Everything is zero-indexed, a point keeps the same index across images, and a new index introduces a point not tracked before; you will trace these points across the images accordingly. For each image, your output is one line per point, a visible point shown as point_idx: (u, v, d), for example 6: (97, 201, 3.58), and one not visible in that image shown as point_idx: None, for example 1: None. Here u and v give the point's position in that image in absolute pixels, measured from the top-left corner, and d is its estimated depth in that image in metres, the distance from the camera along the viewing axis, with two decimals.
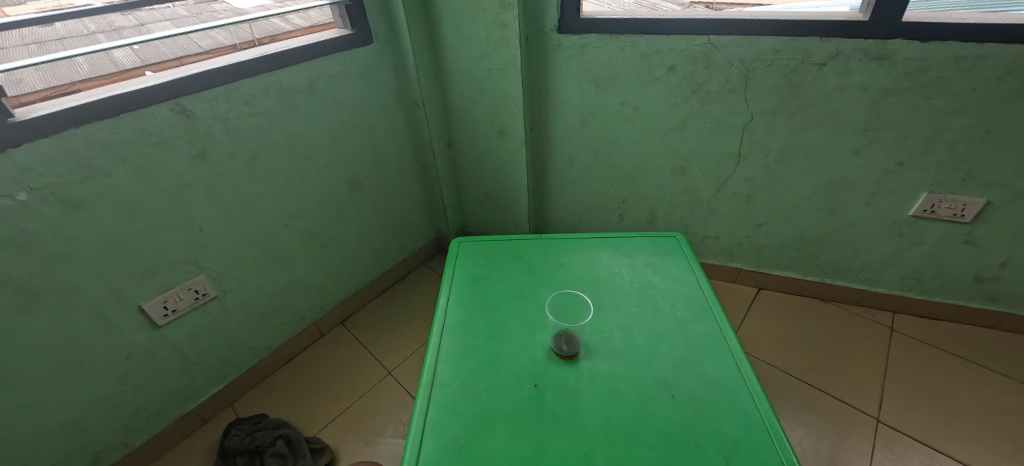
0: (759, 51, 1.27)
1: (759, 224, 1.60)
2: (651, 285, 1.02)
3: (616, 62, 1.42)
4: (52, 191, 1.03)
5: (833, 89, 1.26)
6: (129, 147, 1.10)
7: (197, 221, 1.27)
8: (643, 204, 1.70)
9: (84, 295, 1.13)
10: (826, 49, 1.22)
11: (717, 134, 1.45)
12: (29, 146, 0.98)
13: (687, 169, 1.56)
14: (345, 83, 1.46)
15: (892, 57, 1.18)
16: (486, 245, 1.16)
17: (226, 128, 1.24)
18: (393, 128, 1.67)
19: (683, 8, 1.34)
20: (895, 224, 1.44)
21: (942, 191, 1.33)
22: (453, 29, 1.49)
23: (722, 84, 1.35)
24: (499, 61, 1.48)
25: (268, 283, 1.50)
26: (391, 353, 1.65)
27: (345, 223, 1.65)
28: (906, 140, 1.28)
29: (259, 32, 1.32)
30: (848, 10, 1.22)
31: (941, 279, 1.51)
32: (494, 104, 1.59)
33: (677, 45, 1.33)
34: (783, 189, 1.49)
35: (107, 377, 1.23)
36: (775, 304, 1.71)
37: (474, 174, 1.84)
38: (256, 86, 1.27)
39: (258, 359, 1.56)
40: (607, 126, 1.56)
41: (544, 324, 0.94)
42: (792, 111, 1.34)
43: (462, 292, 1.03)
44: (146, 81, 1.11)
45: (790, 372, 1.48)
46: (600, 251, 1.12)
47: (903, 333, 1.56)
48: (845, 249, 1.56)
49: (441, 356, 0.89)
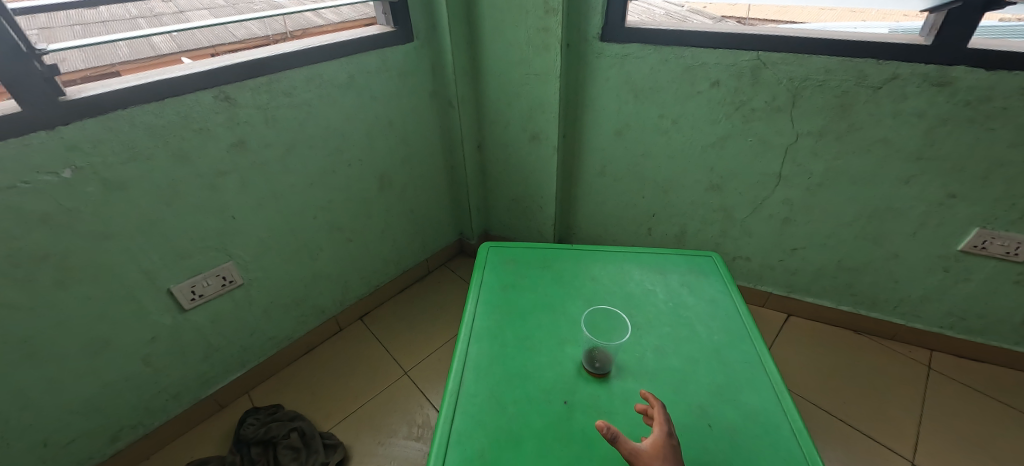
0: (810, 70, 1.23)
1: (795, 248, 1.54)
2: (686, 306, 0.99)
3: (657, 74, 1.39)
4: (95, 171, 1.04)
5: (886, 113, 1.21)
6: (171, 131, 1.11)
7: (230, 208, 1.28)
8: (673, 219, 1.66)
9: (117, 274, 1.15)
10: (883, 72, 1.17)
11: (758, 153, 1.40)
12: (77, 125, 0.99)
13: (722, 187, 1.52)
14: (382, 80, 1.46)
15: (953, 84, 1.12)
16: (516, 252, 1.14)
17: (265, 118, 1.25)
18: (426, 127, 1.67)
19: (714, 22, 1.32)
20: (942, 258, 1.37)
21: (995, 227, 1.26)
22: (495, 32, 1.48)
23: (768, 102, 1.31)
24: (538, 66, 1.47)
25: (293, 274, 1.51)
26: (408, 352, 1.64)
27: (372, 219, 1.65)
28: (961, 171, 1.22)
29: (292, 25, 1.34)
30: (887, 32, 1.19)
31: (987, 320, 1.43)
32: (529, 109, 1.58)
33: (724, 59, 1.30)
34: (823, 213, 1.44)
35: (133, 357, 1.25)
36: (806, 332, 1.64)
37: (503, 178, 1.83)
38: (298, 78, 1.28)
39: (277, 349, 1.57)
40: (643, 138, 1.53)
41: (574, 338, 0.92)
42: (840, 134, 1.29)
43: (490, 300, 1.01)
44: (190, 68, 1.12)
45: (819, 404, 1.42)
46: (633, 267, 1.09)
47: (942, 373, 1.48)
48: (884, 280, 1.49)
49: (468, 366, 0.87)
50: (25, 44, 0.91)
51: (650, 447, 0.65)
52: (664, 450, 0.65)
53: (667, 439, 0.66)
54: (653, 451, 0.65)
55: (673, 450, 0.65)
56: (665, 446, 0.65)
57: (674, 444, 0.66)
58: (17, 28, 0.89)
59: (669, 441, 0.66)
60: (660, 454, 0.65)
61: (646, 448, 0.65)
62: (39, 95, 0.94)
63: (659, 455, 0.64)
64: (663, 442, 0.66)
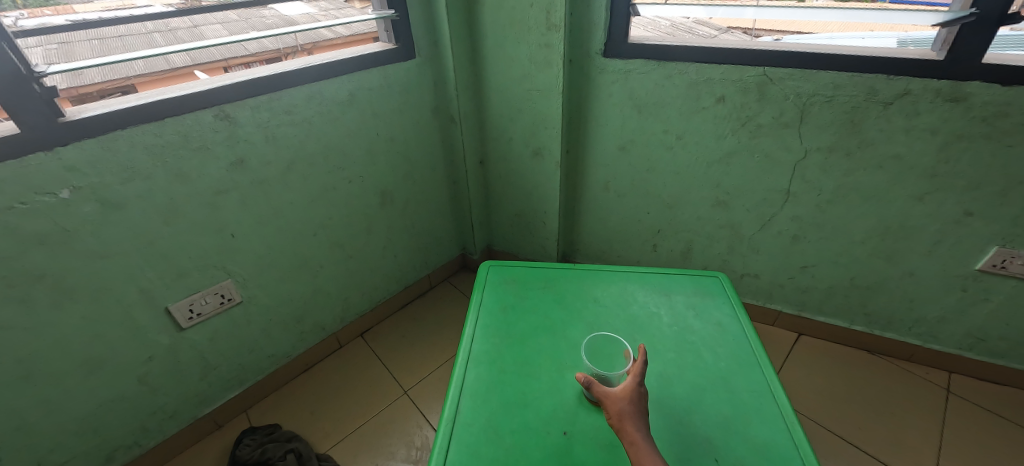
0: (818, 86, 1.20)
1: (805, 266, 1.50)
2: (692, 330, 0.95)
3: (662, 90, 1.37)
4: (93, 191, 1.04)
5: (898, 129, 1.18)
6: (171, 150, 1.11)
7: (229, 226, 1.27)
8: (679, 236, 1.63)
9: (114, 293, 1.14)
10: (893, 88, 1.14)
11: (765, 169, 1.37)
12: (76, 145, 0.99)
13: (729, 203, 1.48)
14: (384, 96, 1.46)
15: (967, 100, 1.09)
16: (517, 272, 1.12)
17: (265, 136, 1.25)
18: (428, 143, 1.66)
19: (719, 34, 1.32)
20: (959, 278, 1.32)
21: (1015, 247, 1.21)
22: (497, 48, 1.48)
23: (774, 118, 1.29)
24: (541, 81, 1.45)
25: (294, 291, 1.49)
26: (408, 371, 1.61)
27: (373, 235, 1.64)
28: (977, 189, 1.18)
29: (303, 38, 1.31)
30: (894, 43, 1.17)
31: (1009, 342, 1.37)
32: (532, 125, 1.56)
33: (730, 75, 1.27)
34: (833, 231, 1.40)
35: (129, 377, 1.23)
36: (818, 352, 1.59)
37: (506, 194, 1.81)
38: (300, 95, 1.27)
39: (276, 367, 1.55)
40: (647, 153, 1.50)
41: (575, 364, 0.89)
42: (849, 151, 1.26)
43: (489, 322, 0.99)
44: (193, 87, 1.12)
45: (832, 428, 1.37)
46: (637, 288, 1.06)
47: (961, 397, 1.42)
48: (899, 299, 1.44)
49: (464, 392, 0.85)
50: (25, 67, 0.91)
51: (620, 390, 0.72)
52: (632, 394, 0.71)
53: (637, 386, 0.71)
54: (623, 394, 0.71)
55: (640, 397, 0.71)
56: (634, 392, 0.71)
57: (643, 392, 0.72)
58: (18, 51, 0.90)
59: (640, 388, 0.72)
60: (627, 397, 0.71)
61: (615, 391, 0.72)
62: (37, 116, 0.94)
63: (626, 399, 0.71)
64: (633, 388, 0.71)
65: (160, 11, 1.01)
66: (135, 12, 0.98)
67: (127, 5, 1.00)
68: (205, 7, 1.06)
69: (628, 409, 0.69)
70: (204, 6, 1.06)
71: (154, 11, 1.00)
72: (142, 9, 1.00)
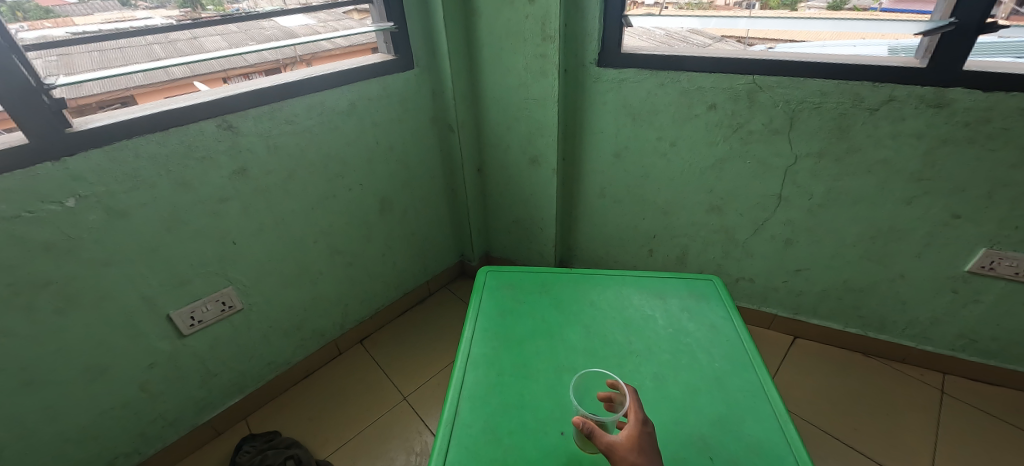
0: (805, 93, 1.24)
1: (798, 269, 1.53)
2: (686, 332, 0.97)
3: (655, 98, 1.40)
4: (98, 199, 1.06)
5: (885, 135, 1.21)
6: (174, 160, 1.13)
7: (230, 234, 1.29)
8: (674, 241, 1.65)
9: (117, 301, 1.16)
10: (879, 94, 1.17)
11: (757, 175, 1.40)
12: (82, 155, 1.01)
13: (723, 208, 1.51)
14: (383, 106, 1.48)
15: (951, 106, 1.12)
16: (515, 276, 1.14)
17: (267, 146, 1.27)
18: (426, 151, 1.68)
19: (713, 42, 1.34)
20: (949, 279, 1.35)
21: (1003, 248, 1.24)
22: (493, 58, 1.51)
23: (765, 125, 1.32)
24: (536, 91, 1.49)
25: (294, 298, 1.51)
26: (407, 377, 1.62)
27: (372, 243, 1.66)
28: (963, 192, 1.21)
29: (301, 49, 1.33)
30: (887, 50, 1.19)
31: (1000, 342, 1.40)
32: (528, 133, 1.59)
33: (720, 83, 1.31)
34: (825, 234, 1.42)
35: (131, 384, 1.24)
36: (813, 355, 1.61)
37: (503, 201, 1.83)
38: (300, 106, 1.30)
39: (276, 374, 1.56)
40: (642, 160, 1.53)
41: (572, 366, 0.90)
42: (838, 156, 1.29)
43: (487, 325, 1.01)
44: (195, 98, 1.15)
45: (827, 430, 1.39)
46: (632, 291, 1.08)
47: (955, 397, 1.44)
48: (891, 302, 1.46)
49: (463, 394, 0.86)
50: (34, 79, 0.94)
51: (626, 439, 0.67)
52: (639, 441, 0.66)
53: (642, 431, 0.67)
54: (628, 443, 0.66)
55: (647, 441, 0.67)
56: (640, 437, 0.67)
57: (648, 435, 0.68)
58: (29, 65, 0.93)
59: (644, 430, 0.68)
60: (634, 445, 0.66)
61: (621, 440, 0.67)
62: (45, 127, 0.96)
63: (634, 447, 0.66)
64: (638, 434, 0.67)
65: (161, 23, 1.03)
66: (137, 25, 1.01)
67: (128, 18, 1.01)
68: (205, 18, 1.09)
69: (640, 461, 0.64)
70: (205, 17, 1.09)
71: (155, 24, 1.03)
72: (144, 21, 1.02)
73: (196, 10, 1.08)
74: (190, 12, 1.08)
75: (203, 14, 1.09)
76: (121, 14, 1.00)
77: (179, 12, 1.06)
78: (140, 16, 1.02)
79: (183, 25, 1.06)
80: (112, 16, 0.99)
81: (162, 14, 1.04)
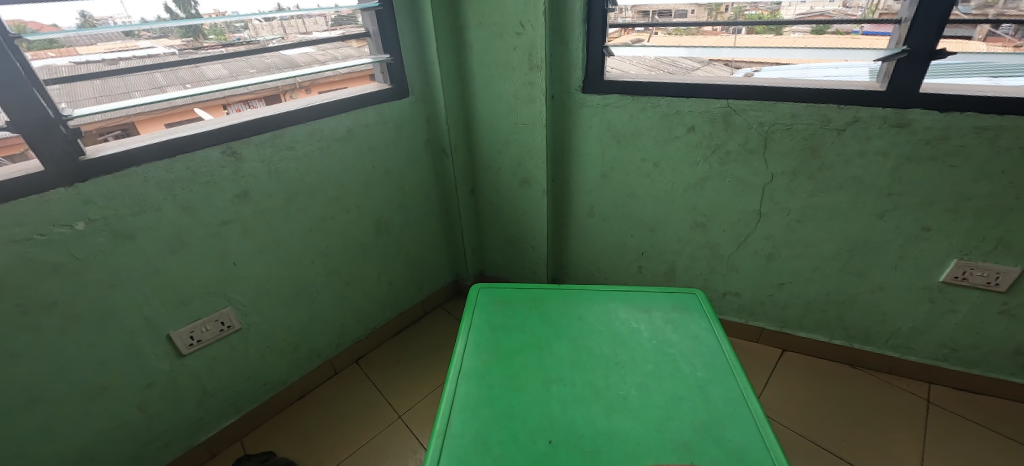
0: (777, 115, 1.32)
1: (782, 283, 1.58)
2: (669, 343, 1.02)
3: (637, 121, 1.48)
4: (106, 223, 1.11)
5: (853, 153, 1.29)
6: (180, 184, 1.19)
7: (231, 255, 1.33)
8: (662, 257, 1.71)
9: (120, 321, 1.19)
10: (845, 116, 1.25)
11: (737, 192, 1.47)
12: (93, 181, 1.07)
13: (707, 225, 1.57)
14: (380, 131, 1.55)
15: (911, 125, 1.20)
16: (506, 293, 1.19)
17: (268, 171, 1.33)
18: (421, 174, 1.75)
19: (702, 65, 1.42)
20: (926, 290, 1.40)
21: (973, 258, 1.30)
22: (484, 86, 1.59)
23: (741, 145, 1.39)
24: (525, 116, 1.56)
25: (291, 317, 1.54)
26: (403, 396, 1.64)
27: (369, 263, 1.70)
28: (931, 206, 1.28)
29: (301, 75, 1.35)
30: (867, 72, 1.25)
31: (979, 351, 1.44)
32: (518, 155, 1.66)
33: (697, 107, 1.39)
34: (805, 248, 1.48)
35: (129, 403, 1.27)
36: (801, 367, 1.65)
37: (496, 221, 1.89)
38: (300, 133, 1.37)
39: (272, 394, 1.58)
40: (628, 179, 1.60)
41: (560, 377, 0.95)
42: (812, 174, 1.36)
43: (479, 340, 1.05)
44: (200, 127, 1.21)
45: (815, 440, 1.42)
46: (618, 305, 1.13)
47: (941, 406, 1.48)
48: (873, 313, 1.51)
49: (455, 406, 0.90)
50: (52, 110, 1.01)
51: None
52: None
53: None
54: None
55: None
56: None
57: None
58: (47, 97, 1.00)
59: None
60: None
61: None
62: (61, 156, 1.02)
63: None
64: None
65: (163, 52, 1.09)
66: (139, 54, 1.06)
67: (131, 47, 1.06)
68: (206, 47, 1.14)
69: None
70: (206, 46, 1.14)
71: (158, 54, 1.09)
72: (146, 51, 1.07)
73: (198, 39, 1.13)
74: (192, 41, 1.12)
75: (205, 42, 1.14)
76: (124, 43, 1.05)
77: (181, 41, 1.11)
78: (143, 45, 1.07)
79: (185, 54, 1.12)
80: (115, 46, 1.04)
81: (164, 44, 1.09)
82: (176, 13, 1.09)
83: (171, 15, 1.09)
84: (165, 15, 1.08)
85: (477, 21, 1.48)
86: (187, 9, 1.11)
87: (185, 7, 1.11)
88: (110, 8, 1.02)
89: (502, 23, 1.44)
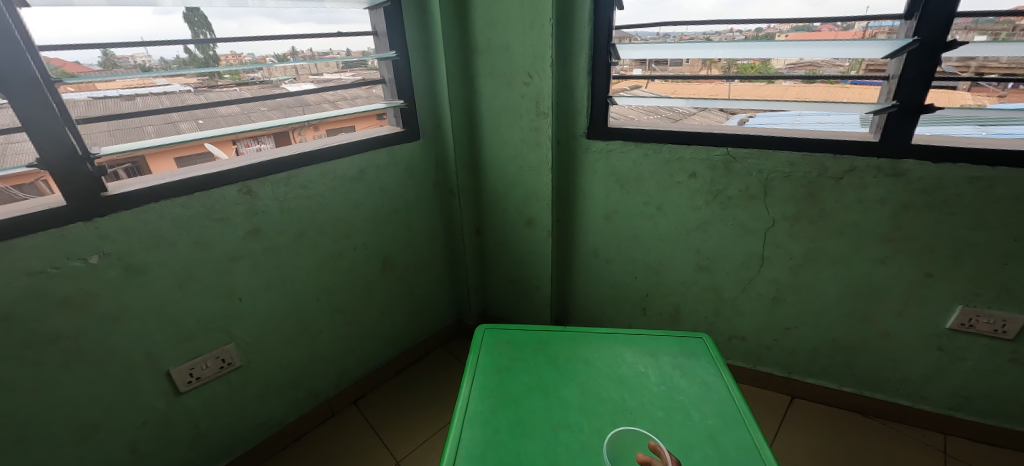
0: (776, 164, 1.36)
1: (788, 327, 1.57)
2: (678, 389, 1.00)
3: (640, 166, 1.52)
4: (119, 256, 1.13)
5: (852, 201, 1.32)
6: (195, 221, 1.22)
7: (237, 291, 1.34)
8: (666, 299, 1.71)
9: (122, 357, 1.19)
10: (841, 165, 1.30)
11: (739, 236, 1.50)
12: (112, 216, 1.10)
13: (710, 267, 1.58)
14: (390, 172, 1.60)
15: (906, 175, 1.24)
16: (510, 334, 1.18)
17: (281, 209, 1.36)
18: (428, 213, 1.78)
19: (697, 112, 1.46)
20: (933, 337, 1.40)
21: (978, 305, 1.30)
22: (493, 130, 1.64)
23: (742, 191, 1.43)
24: (531, 159, 1.61)
25: (292, 355, 1.53)
26: (402, 440, 1.60)
27: (373, 301, 1.70)
28: (932, 253, 1.30)
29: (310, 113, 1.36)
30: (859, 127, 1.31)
31: (992, 400, 1.41)
32: (524, 197, 1.70)
33: (697, 154, 1.44)
34: (809, 293, 1.49)
35: (123, 442, 1.24)
36: (812, 416, 1.61)
37: (501, 261, 1.91)
38: (314, 172, 1.41)
39: (268, 435, 1.54)
40: (632, 222, 1.63)
41: (568, 424, 0.93)
42: (812, 219, 1.39)
43: (484, 384, 1.04)
44: (219, 166, 1.25)
45: None
46: (626, 349, 1.12)
47: (958, 459, 1.43)
48: (881, 359, 1.50)
49: (460, 451, 0.88)
50: (81, 148, 1.05)
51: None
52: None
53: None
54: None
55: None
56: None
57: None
58: (78, 135, 1.05)
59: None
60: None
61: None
62: (84, 192, 1.06)
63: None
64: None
65: (179, 90, 1.13)
66: (155, 91, 1.11)
67: (148, 84, 1.11)
68: (220, 85, 1.19)
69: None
70: (220, 85, 1.19)
71: (173, 91, 1.13)
72: (163, 88, 1.12)
73: (213, 79, 1.17)
74: (208, 80, 1.17)
75: (219, 82, 1.18)
76: (143, 80, 1.10)
77: (196, 80, 1.15)
78: (160, 83, 1.12)
79: (200, 92, 1.17)
80: (134, 83, 1.09)
81: (179, 82, 1.13)
82: (195, 54, 1.14)
83: (190, 55, 1.14)
84: (183, 56, 1.13)
85: (488, 70, 1.55)
86: (206, 50, 1.16)
87: (204, 48, 1.16)
88: (133, 48, 1.06)
89: (511, 72, 1.51)
